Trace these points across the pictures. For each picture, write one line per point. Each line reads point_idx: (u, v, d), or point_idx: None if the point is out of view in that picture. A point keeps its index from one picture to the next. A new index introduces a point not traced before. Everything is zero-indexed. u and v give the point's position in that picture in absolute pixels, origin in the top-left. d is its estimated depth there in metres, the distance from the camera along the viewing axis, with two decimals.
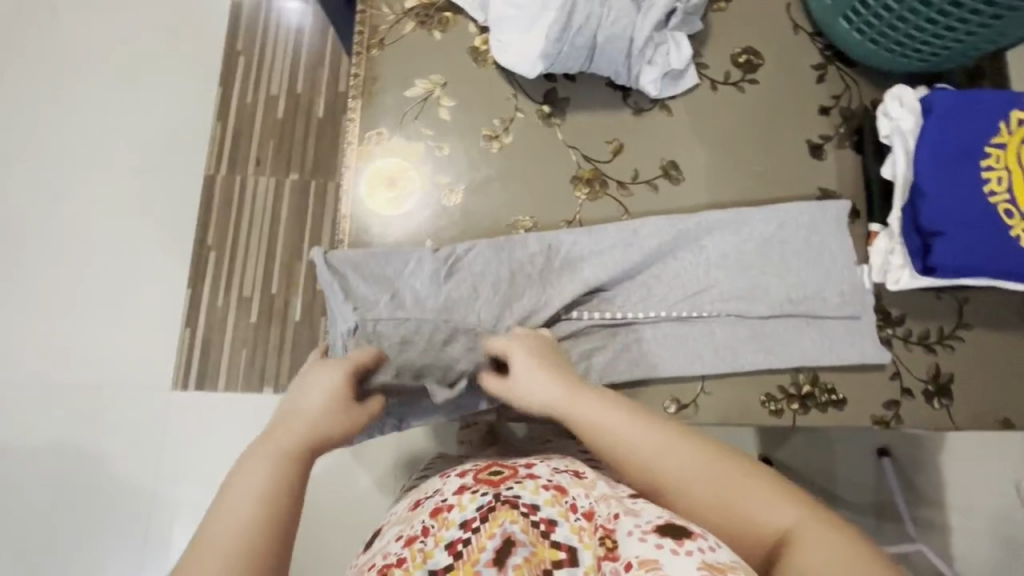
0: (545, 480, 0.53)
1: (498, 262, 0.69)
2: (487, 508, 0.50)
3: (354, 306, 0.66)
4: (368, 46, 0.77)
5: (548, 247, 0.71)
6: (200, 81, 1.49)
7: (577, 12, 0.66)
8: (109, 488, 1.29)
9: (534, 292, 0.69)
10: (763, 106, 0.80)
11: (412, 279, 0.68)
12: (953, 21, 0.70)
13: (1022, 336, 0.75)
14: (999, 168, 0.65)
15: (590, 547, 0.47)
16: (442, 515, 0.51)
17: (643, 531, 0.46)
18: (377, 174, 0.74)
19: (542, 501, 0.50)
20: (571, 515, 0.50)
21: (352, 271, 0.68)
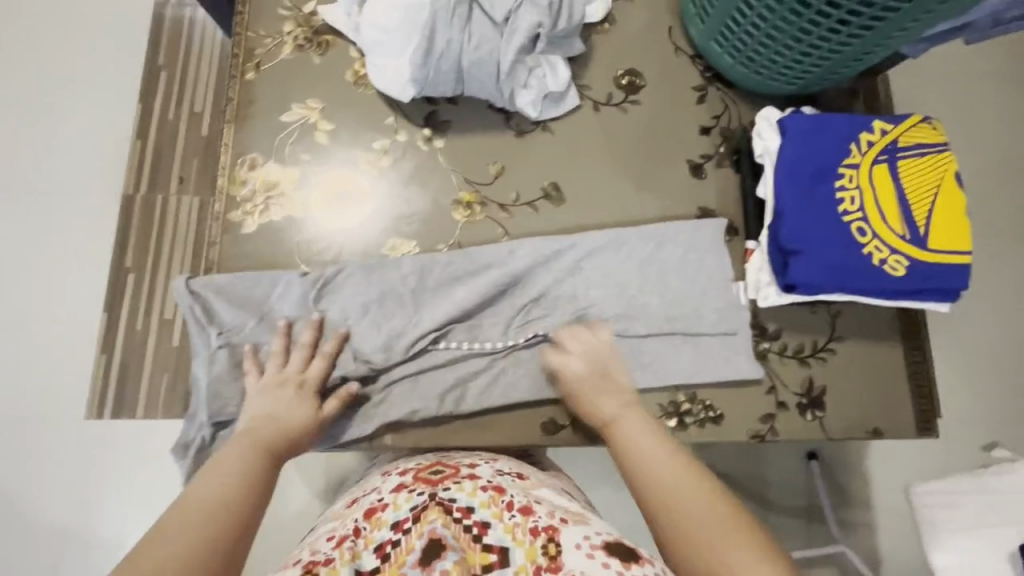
0: (483, 482, 0.59)
1: (369, 285, 0.69)
2: (419, 509, 0.55)
3: (217, 334, 0.65)
4: (244, 70, 0.76)
5: (426, 268, 0.71)
6: (120, 98, 1.45)
7: (438, 37, 0.67)
8: (20, 523, 1.23)
9: (406, 314, 0.70)
10: (645, 127, 0.82)
11: (281, 302, 0.67)
12: (806, 46, 0.72)
13: (892, 347, 0.78)
14: (851, 189, 0.68)
15: (522, 544, 0.53)
16: (376, 516, 0.56)
17: (590, 547, 0.51)
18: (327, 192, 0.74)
19: (478, 503, 0.56)
20: (505, 516, 0.55)
21: (215, 296, 0.66)
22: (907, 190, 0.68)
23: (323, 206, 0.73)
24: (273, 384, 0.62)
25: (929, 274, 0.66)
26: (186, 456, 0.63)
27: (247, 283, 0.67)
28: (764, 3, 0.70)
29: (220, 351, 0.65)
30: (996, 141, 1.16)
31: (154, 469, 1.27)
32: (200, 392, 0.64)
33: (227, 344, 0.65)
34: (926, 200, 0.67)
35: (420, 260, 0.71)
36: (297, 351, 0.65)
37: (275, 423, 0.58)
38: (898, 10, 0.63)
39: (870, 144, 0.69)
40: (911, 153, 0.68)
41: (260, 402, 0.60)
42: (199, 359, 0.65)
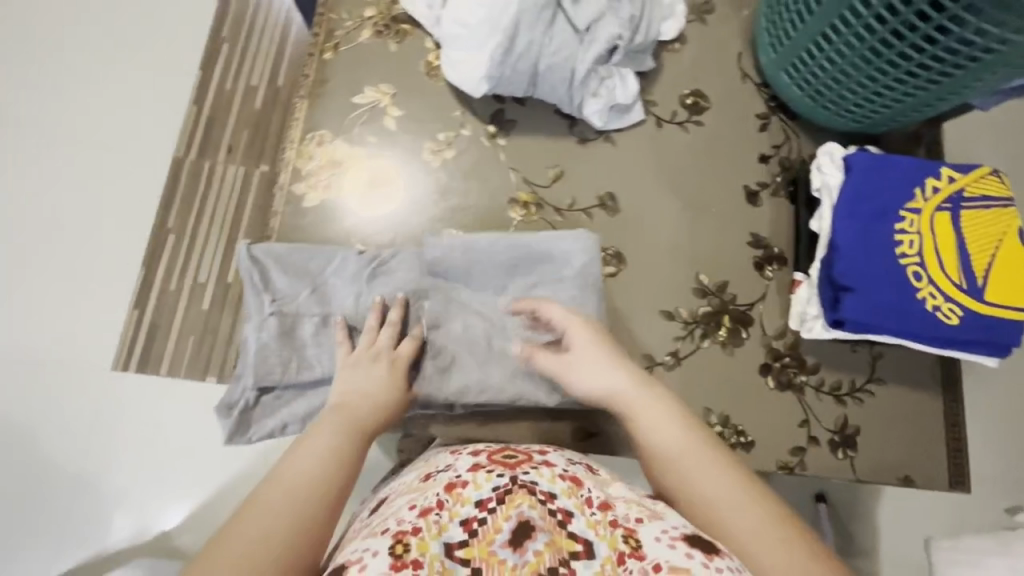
0: (561, 470, 0.55)
1: (420, 270, 0.70)
2: (502, 491, 0.52)
3: (271, 301, 0.66)
4: (322, 49, 0.78)
5: (467, 267, 0.71)
6: (181, 64, 1.49)
7: (519, 38, 0.68)
8: (37, 463, 1.26)
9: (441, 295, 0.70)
10: (705, 148, 0.83)
11: (336, 279, 0.69)
12: (880, 86, 0.72)
13: (931, 395, 0.77)
14: (911, 233, 0.68)
15: (605, 538, 0.49)
16: (457, 491, 0.53)
17: (671, 538, 0.48)
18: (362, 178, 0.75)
19: (559, 491, 0.52)
20: (587, 509, 0.51)
21: (273, 262, 0.67)
22: (967, 240, 0.67)
23: (361, 196, 0.75)
24: (364, 359, 0.63)
25: (981, 326, 0.66)
26: (229, 415, 0.65)
27: (303, 256, 0.68)
28: (846, 38, 0.70)
29: (272, 317, 0.65)
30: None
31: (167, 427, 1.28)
32: (249, 354, 0.65)
33: (280, 313, 0.65)
34: (986, 253, 0.67)
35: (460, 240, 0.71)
36: (386, 329, 0.65)
37: (368, 399, 0.59)
38: (986, 57, 0.63)
39: (936, 190, 0.69)
40: (975, 204, 0.68)
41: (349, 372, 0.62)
42: (252, 322, 0.66)
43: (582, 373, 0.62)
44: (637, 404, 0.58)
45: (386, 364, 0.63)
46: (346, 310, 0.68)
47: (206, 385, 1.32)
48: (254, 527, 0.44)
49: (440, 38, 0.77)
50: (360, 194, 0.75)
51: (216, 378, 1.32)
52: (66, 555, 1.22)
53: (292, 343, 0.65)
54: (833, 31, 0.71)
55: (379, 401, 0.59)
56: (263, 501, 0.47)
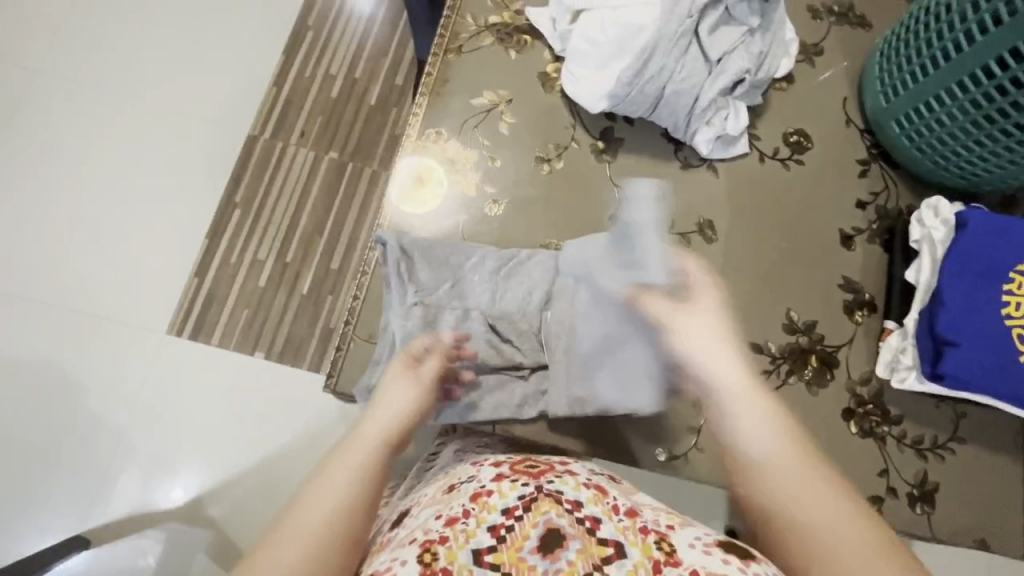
0: (584, 479, 0.54)
1: (550, 274, 0.73)
2: (528, 498, 0.51)
3: (414, 291, 0.69)
4: (446, 50, 0.80)
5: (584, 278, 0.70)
6: (266, 44, 1.52)
7: (652, 62, 0.70)
8: (77, 417, 1.25)
9: (563, 297, 0.71)
10: (805, 187, 0.83)
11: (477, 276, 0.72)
12: (995, 150, 0.72)
13: (1014, 462, 0.76)
14: (1020, 295, 0.68)
15: (637, 543, 0.47)
16: (482, 499, 0.51)
17: (706, 544, 0.46)
18: (414, 181, 0.76)
19: (585, 498, 0.51)
20: (615, 515, 0.50)
21: (419, 251, 0.72)
22: None
23: (421, 195, 0.76)
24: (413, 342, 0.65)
25: None
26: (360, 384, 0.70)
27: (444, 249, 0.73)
28: (972, 97, 0.69)
29: (416, 302, 0.69)
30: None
31: (210, 399, 1.28)
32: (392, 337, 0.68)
33: (421, 300, 0.69)
34: None
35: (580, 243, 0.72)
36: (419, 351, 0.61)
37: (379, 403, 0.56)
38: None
39: None
40: None
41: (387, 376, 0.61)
42: (395, 306, 0.69)
43: (684, 334, 0.56)
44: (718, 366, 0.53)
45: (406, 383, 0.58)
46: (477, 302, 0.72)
47: (254, 362, 1.31)
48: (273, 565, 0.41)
49: (563, 53, 0.78)
50: (405, 186, 0.76)
51: (264, 355, 1.32)
52: (95, 515, 1.21)
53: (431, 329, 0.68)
54: (959, 88, 0.71)
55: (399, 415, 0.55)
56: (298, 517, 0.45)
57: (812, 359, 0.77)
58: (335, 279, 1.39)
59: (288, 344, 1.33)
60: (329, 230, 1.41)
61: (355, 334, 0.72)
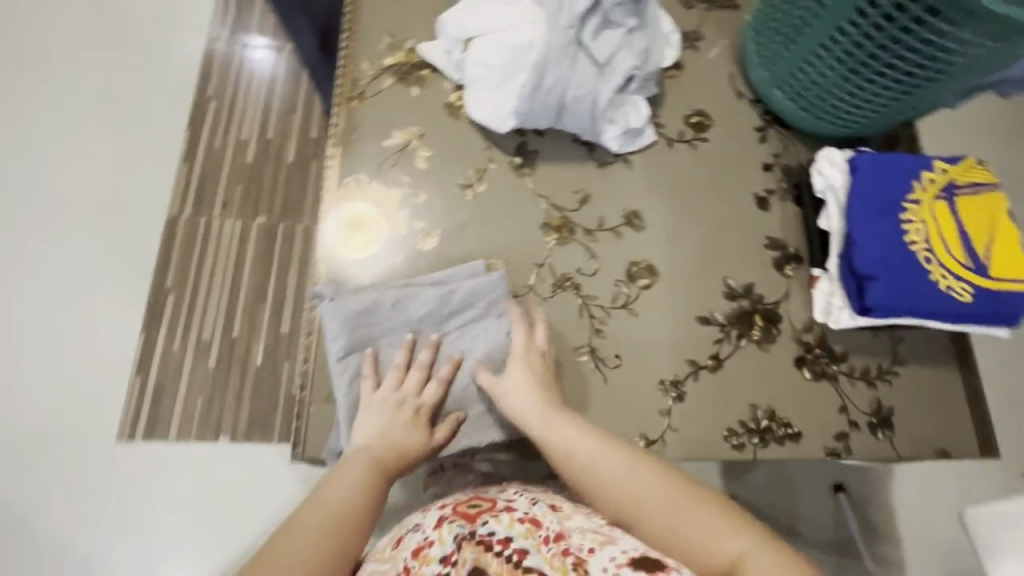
0: (520, 513, 0.55)
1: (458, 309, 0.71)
2: (461, 539, 0.52)
3: (342, 348, 0.68)
4: (348, 98, 0.81)
5: (473, 315, 0.72)
6: (167, 123, 1.47)
7: (547, 75, 0.71)
8: (34, 555, 1.15)
9: (464, 330, 0.71)
10: (715, 162, 0.88)
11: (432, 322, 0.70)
12: (868, 95, 0.81)
13: (951, 370, 0.83)
14: (916, 222, 0.74)
15: (560, 569, 0.49)
16: (423, 553, 0.52)
17: (615, 565, 0.48)
18: (348, 228, 0.76)
19: (517, 533, 0.53)
20: (543, 546, 0.52)
21: (346, 307, 0.68)
22: (967, 225, 0.75)
23: (361, 236, 0.76)
24: (389, 402, 0.65)
25: (995, 302, 0.72)
26: (327, 454, 0.68)
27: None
28: (835, 55, 0.78)
29: (348, 353, 0.68)
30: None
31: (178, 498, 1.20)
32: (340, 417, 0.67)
33: (354, 352, 0.68)
34: (983, 232, 0.74)
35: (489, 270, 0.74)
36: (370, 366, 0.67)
37: (388, 439, 0.62)
38: (976, 57, 0.69)
39: (932, 181, 0.76)
40: (967, 190, 0.76)
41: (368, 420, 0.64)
42: (334, 365, 0.68)
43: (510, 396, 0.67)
44: (542, 417, 0.64)
45: (376, 410, 0.64)
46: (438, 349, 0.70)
47: (220, 448, 1.25)
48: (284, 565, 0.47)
49: (464, 81, 0.81)
50: (346, 237, 0.76)
51: (229, 439, 1.26)
52: None
53: (407, 379, 0.67)
54: (823, 50, 0.79)
55: (403, 443, 0.62)
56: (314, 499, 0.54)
57: (757, 318, 0.81)
58: (288, 342, 1.35)
59: (254, 420, 1.28)
60: (273, 296, 1.37)
61: (312, 399, 0.70)
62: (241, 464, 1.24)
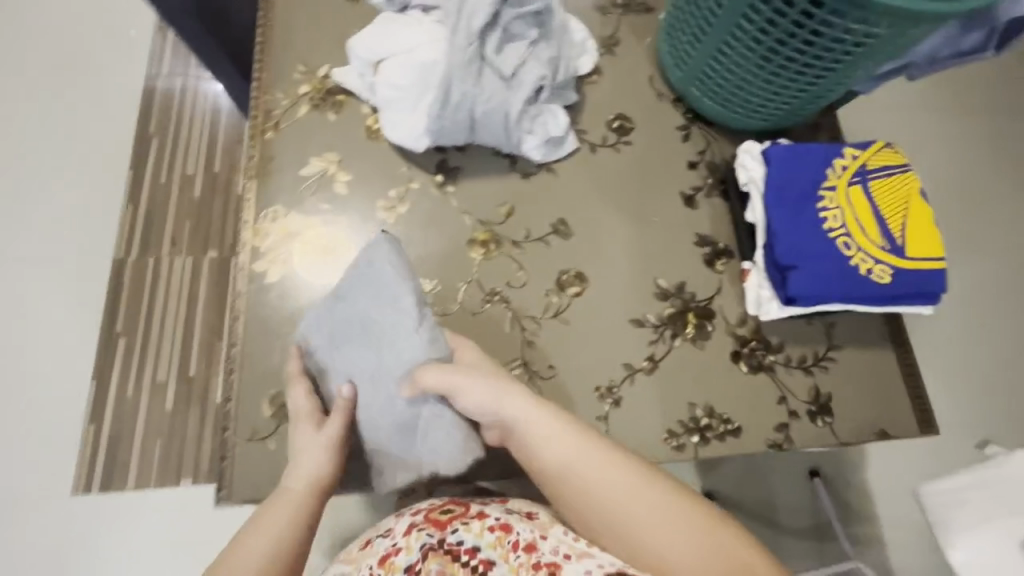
0: (491, 520, 0.62)
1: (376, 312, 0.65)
2: (427, 549, 0.60)
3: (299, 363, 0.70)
4: (263, 129, 0.80)
5: (388, 316, 0.64)
6: (108, 163, 1.44)
7: (453, 90, 0.70)
8: None
9: (382, 336, 0.65)
10: (639, 164, 0.89)
11: (374, 334, 0.65)
12: (777, 88, 0.82)
13: (886, 350, 0.83)
14: (833, 208, 0.75)
15: None
16: (389, 561, 0.60)
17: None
18: (316, 253, 0.76)
19: (484, 543, 0.61)
20: (511, 556, 0.60)
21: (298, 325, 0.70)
22: (882, 207, 0.76)
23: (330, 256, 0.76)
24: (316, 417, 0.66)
25: (913, 280, 0.73)
26: (253, 495, 0.66)
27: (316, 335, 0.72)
28: (739, 51, 0.79)
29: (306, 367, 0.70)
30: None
31: (138, 549, 1.16)
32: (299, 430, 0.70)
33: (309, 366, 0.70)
34: (897, 213, 0.76)
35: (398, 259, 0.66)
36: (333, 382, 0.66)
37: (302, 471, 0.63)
38: (869, 43, 0.71)
39: (844, 168, 0.77)
40: (879, 174, 0.77)
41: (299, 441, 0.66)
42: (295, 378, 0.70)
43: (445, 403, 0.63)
44: (544, 435, 0.61)
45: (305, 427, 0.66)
46: (373, 358, 0.65)
47: (181, 492, 1.21)
48: None
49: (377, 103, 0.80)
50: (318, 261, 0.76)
51: (191, 482, 1.22)
52: None
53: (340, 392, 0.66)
54: (727, 47, 0.81)
55: (318, 472, 0.63)
56: (235, 556, 0.57)
57: (691, 316, 0.81)
58: None
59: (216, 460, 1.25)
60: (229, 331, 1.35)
61: (236, 439, 0.68)
62: (202, 509, 1.20)
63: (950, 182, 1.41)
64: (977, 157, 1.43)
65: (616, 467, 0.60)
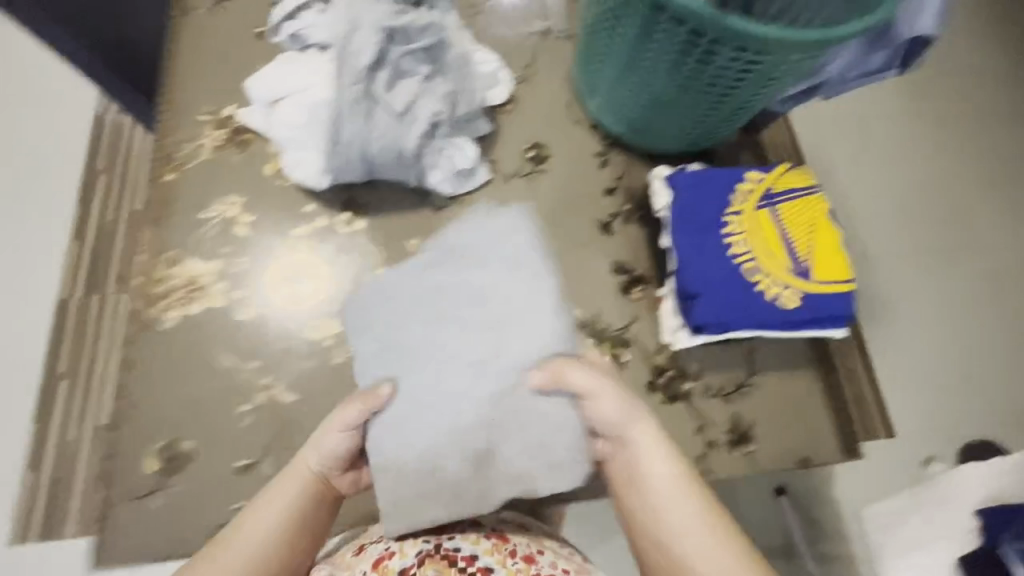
0: (486, 530, 0.59)
1: (467, 290, 0.55)
2: (423, 555, 0.55)
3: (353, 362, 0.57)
4: (164, 171, 0.79)
5: (490, 293, 0.54)
6: (44, 160, 1.20)
7: (343, 132, 0.70)
8: None
9: (498, 310, 0.53)
10: (555, 194, 0.88)
11: (428, 327, 0.54)
12: (683, 114, 0.80)
13: (809, 375, 0.82)
14: (738, 234, 0.74)
15: None
16: (383, 565, 0.55)
17: None
18: (291, 275, 0.77)
19: (481, 550, 0.56)
20: (510, 561, 0.56)
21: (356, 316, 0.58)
22: (790, 230, 0.75)
23: (307, 281, 0.77)
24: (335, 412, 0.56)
25: (818, 305, 0.72)
26: (138, 552, 0.65)
27: (211, 383, 0.70)
28: (640, 80, 0.77)
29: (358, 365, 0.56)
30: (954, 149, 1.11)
31: None
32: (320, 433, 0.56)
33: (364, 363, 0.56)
34: (805, 235, 0.75)
35: (516, 222, 0.58)
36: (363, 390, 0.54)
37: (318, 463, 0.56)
38: (764, 67, 0.68)
39: (750, 192, 0.76)
40: (786, 197, 0.76)
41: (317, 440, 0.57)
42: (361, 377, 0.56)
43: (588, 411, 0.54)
44: (652, 477, 0.55)
45: (338, 432, 0.55)
46: (466, 350, 0.52)
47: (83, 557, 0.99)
48: None
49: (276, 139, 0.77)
50: (298, 283, 0.77)
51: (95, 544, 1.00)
52: None
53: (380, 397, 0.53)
54: (628, 75, 0.78)
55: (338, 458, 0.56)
56: (235, 541, 0.52)
57: (607, 346, 0.80)
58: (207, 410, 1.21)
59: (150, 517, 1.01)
60: None
61: (119, 494, 0.66)
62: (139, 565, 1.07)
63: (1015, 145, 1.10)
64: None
65: (717, 542, 0.51)
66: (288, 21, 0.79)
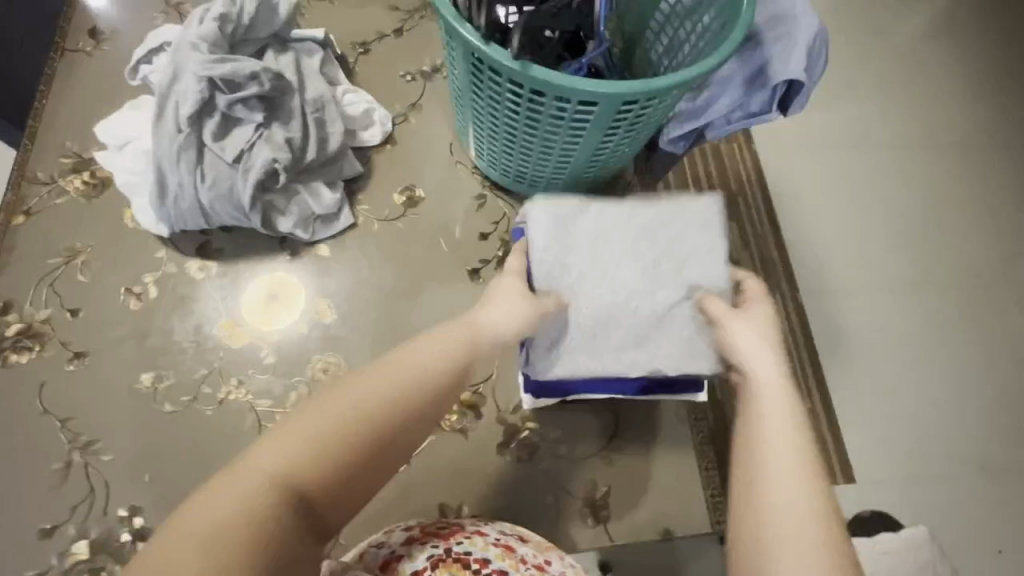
0: (492, 536, 0.51)
1: (637, 231, 0.64)
2: (436, 558, 0.49)
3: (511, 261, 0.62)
4: (13, 216, 0.78)
5: (694, 237, 0.63)
6: None
7: (170, 181, 0.70)
8: None
9: (645, 250, 0.63)
10: (425, 237, 0.83)
11: (601, 242, 0.63)
12: (540, 160, 0.74)
13: (677, 440, 0.77)
14: None
15: None
16: (392, 568, 0.48)
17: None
18: (262, 300, 0.77)
19: (493, 556, 0.50)
20: (521, 566, 0.50)
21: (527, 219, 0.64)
22: None
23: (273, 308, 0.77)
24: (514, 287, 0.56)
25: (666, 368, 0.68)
26: None
27: (30, 439, 0.68)
28: (489, 123, 0.72)
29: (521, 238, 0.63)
30: (897, 191, 1.02)
31: None
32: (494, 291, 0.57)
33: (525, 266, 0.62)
34: None
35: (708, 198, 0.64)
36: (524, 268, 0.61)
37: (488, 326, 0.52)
38: (588, 121, 0.64)
39: None
40: None
41: (505, 298, 0.55)
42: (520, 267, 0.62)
43: (739, 332, 0.53)
44: (768, 418, 0.45)
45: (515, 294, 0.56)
46: (616, 267, 0.62)
47: None
48: (284, 440, 0.38)
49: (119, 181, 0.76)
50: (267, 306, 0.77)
51: None
52: None
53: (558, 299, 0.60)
54: (480, 118, 0.73)
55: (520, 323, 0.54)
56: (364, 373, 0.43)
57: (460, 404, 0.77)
58: None
59: None
60: None
61: None
62: None
63: (949, 189, 1.04)
64: (981, 152, 1.07)
65: (817, 500, 0.40)
66: (142, 65, 0.78)
